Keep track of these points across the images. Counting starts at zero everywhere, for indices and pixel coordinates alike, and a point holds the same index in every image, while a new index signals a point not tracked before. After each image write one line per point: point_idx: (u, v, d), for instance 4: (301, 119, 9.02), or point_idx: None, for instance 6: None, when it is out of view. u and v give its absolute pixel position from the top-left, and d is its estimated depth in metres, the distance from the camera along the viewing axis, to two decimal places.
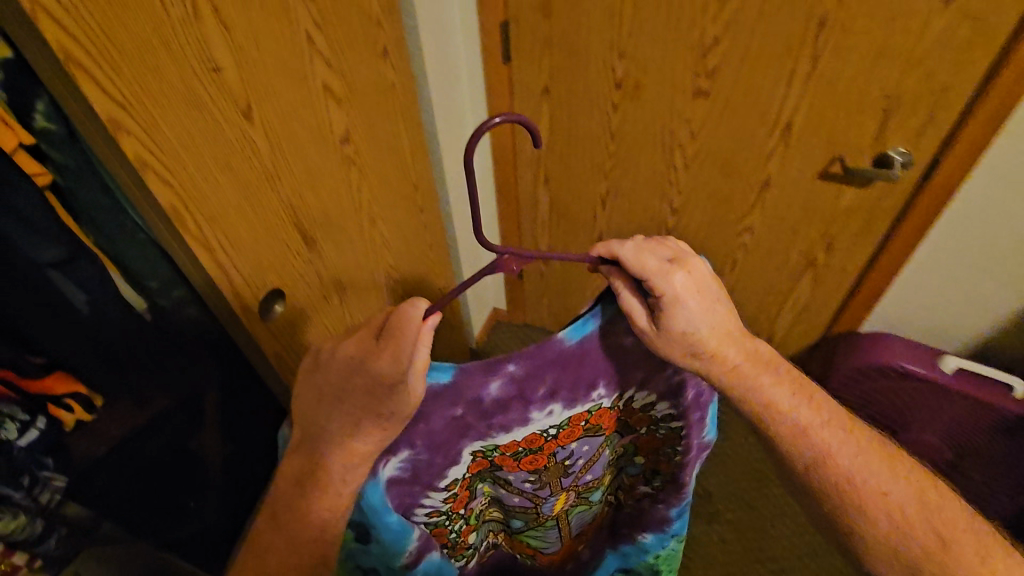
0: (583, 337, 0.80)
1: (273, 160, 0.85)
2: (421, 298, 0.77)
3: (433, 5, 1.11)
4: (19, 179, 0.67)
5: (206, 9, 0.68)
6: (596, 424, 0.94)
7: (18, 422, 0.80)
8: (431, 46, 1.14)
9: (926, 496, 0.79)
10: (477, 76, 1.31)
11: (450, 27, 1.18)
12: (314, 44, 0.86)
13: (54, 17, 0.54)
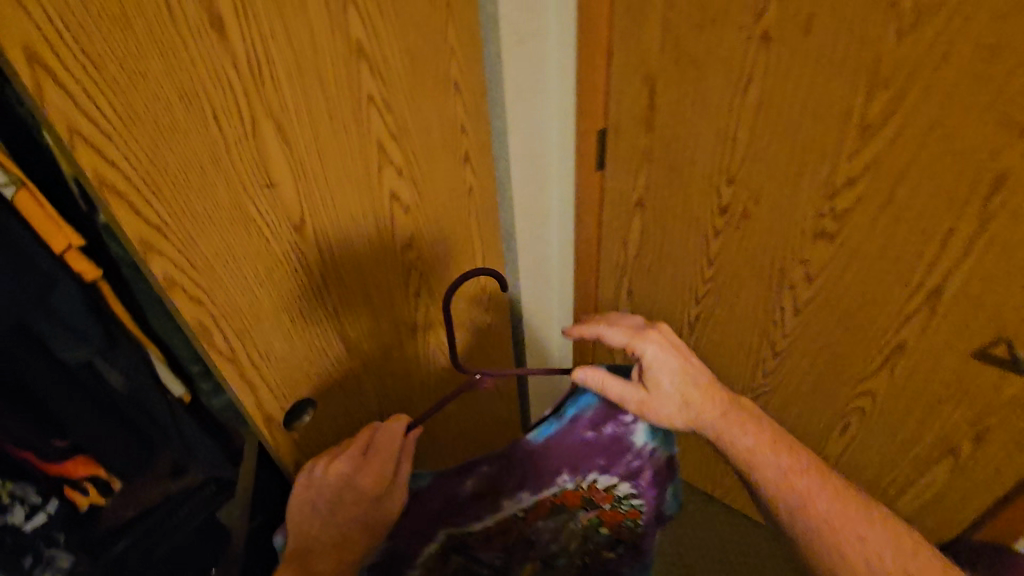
0: (548, 438, 0.84)
1: (322, 270, 0.80)
2: (401, 415, 0.86)
3: (528, 107, 1.04)
4: (63, 278, 0.65)
5: (266, 126, 0.64)
6: (559, 502, 0.97)
7: (26, 505, 0.82)
8: (519, 143, 1.06)
9: (904, 546, 0.78)
10: (569, 175, 1.21)
11: (545, 122, 1.10)
12: (387, 154, 0.81)
13: (92, 145, 0.51)
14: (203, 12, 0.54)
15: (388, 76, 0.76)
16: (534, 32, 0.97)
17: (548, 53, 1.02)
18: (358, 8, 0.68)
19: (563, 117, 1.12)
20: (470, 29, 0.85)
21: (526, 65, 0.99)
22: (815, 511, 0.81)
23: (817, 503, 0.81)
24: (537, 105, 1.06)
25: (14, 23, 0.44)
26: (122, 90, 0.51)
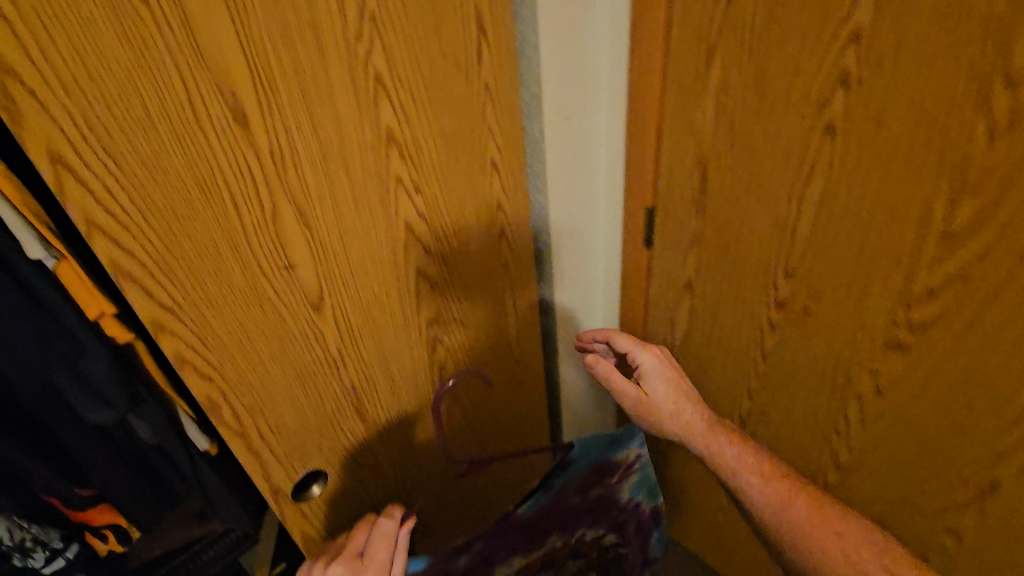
0: (536, 507, 0.89)
1: (340, 347, 0.79)
2: (397, 506, 0.84)
3: (565, 173, 1.00)
4: (87, 340, 0.67)
5: (287, 212, 0.65)
6: (548, 557, 0.98)
7: (48, 549, 0.84)
8: (558, 202, 1.04)
9: (885, 553, 0.81)
10: (617, 248, 1.14)
11: (593, 190, 1.06)
12: (414, 235, 0.80)
13: (107, 234, 0.53)
14: (227, 109, 0.56)
15: (419, 159, 0.76)
16: (585, 99, 0.95)
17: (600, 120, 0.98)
18: (390, 97, 0.69)
19: (610, 187, 1.06)
20: (509, 111, 0.84)
21: (572, 130, 0.97)
22: (794, 514, 0.85)
23: (796, 505, 0.86)
24: (585, 170, 1.02)
25: (38, 127, 0.46)
26: (140, 184, 0.53)
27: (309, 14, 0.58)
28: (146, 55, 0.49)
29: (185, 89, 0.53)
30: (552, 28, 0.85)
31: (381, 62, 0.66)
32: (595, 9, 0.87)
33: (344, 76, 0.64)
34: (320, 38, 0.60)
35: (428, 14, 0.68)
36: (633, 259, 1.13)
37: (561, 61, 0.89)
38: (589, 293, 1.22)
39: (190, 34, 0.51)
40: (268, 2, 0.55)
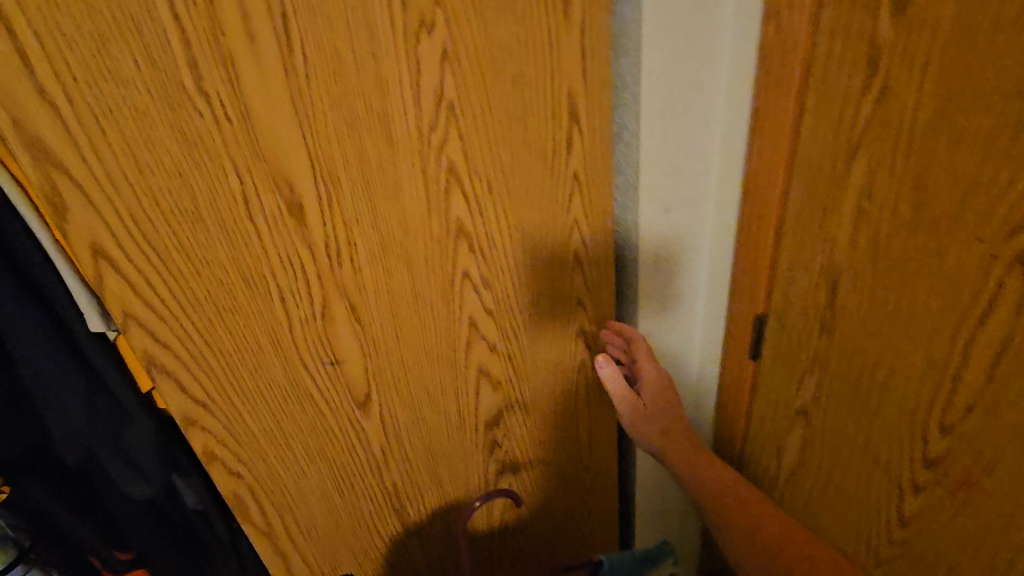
0: None
1: (385, 448, 0.71)
2: None
3: (665, 245, 0.87)
4: (133, 408, 0.66)
5: (338, 307, 0.60)
6: None
7: None
8: (653, 279, 0.90)
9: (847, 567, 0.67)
10: (717, 332, 0.97)
11: (691, 260, 0.92)
12: (479, 331, 0.72)
13: (145, 327, 0.50)
14: (282, 201, 0.52)
15: (491, 252, 0.68)
16: (689, 161, 0.82)
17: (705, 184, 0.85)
18: (464, 190, 0.62)
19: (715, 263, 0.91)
20: (601, 204, 0.74)
21: (674, 200, 0.84)
22: (766, 534, 0.73)
23: (769, 526, 0.73)
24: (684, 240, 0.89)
25: (84, 222, 0.45)
26: (183, 278, 0.50)
27: (381, 105, 0.54)
28: (200, 149, 0.47)
29: (238, 182, 0.49)
30: (658, 96, 0.74)
31: (456, 153, 0.60)
32: (711, 67, 0.75)
33: (414, 168, 0.58)
34: (391, 129, 0.55)
35: (515, 103, 0.62)
36: (734, 370, 0.97)
37: (667, 127, 0.77)
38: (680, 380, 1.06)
39: (249, 127, 0.48)
40: (338, 94, 0.51)
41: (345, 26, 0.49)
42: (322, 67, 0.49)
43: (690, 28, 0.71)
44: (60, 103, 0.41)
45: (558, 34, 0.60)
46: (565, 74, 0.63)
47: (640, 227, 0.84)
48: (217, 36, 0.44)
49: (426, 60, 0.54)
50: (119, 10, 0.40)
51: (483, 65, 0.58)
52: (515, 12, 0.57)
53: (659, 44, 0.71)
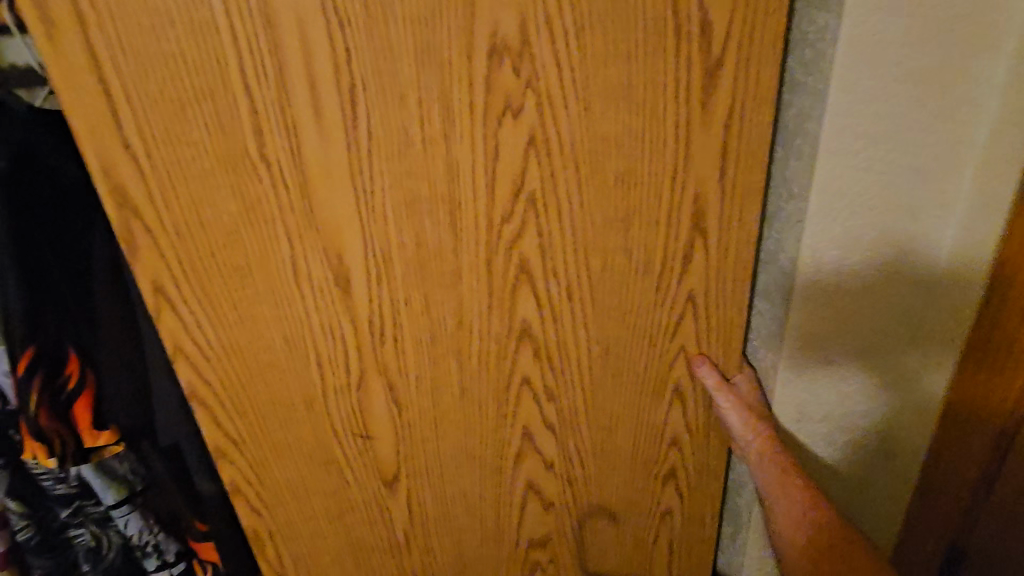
0: None
1: (408, 531, 0.66)
2: None
3: (863, 296, 0.57)
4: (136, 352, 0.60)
5: (376, 384, 0.56)
6: None
7: (160, 560, 0.73)
8: (813, 388, 0.62)
9: None
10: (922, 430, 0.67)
11: (886, 329, 0.60)
12: (534, 442, 0.62)
13: (191, 361, 0.52)
14: (330, 272, 0.50)
15: (561, 363, 0.58)
16: (925, 178, 0.53)
17: (902, 262, 0.57)
18: (536, 289, 0.54)
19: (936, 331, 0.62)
20: (720, 330, 0.59)
21: (852, 304, 0.57)
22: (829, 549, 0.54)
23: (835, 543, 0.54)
24: (876, 312, 0.59)
25: (149, 261, 0.47)
26: (227, 323, 0.51)
27: (448, 189, 0.48)
28: (257, 210, 0.47)
29: (289, 246, 0.49)
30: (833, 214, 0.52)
31: (533, 249, 0.52)
32: (985, 50, 0.49)
33: (478, 259, 0.51)
34: (457, 216, 0.49)
35: (616, 202, 0.51)
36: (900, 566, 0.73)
37: (843, 251, 0.54)
38: (851, 500, 0.72)
39: (305, 195, 0.47)
40: (402, 172, 0.47)
41: (416, 104, 0.45)
42: (387, 144, 0.46)
43: (887, 121, 0.49)
44: (139, 154, 0.44)
45: (688, 125, 0.48)
46: (690, 173, 0.50)
47: (821, 281, 0.55)
48: (284, 106, 0.43)
49: (506, 145, 0.47)
50: (196, 78, 0.42)
51: (579, 158, 0.48)
52: (629, 98, 0.47)
53: (843, 152, 0.49)
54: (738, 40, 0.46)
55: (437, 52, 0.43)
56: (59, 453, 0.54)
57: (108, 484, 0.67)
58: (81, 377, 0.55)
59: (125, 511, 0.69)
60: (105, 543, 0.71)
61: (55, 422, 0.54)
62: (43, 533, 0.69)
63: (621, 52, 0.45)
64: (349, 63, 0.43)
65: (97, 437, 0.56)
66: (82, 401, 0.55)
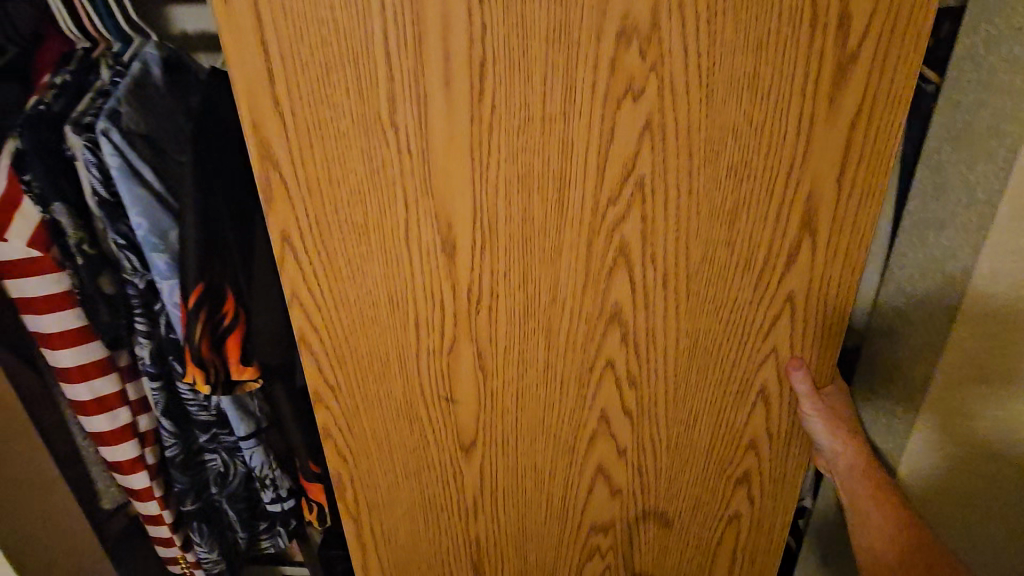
0: None
1: (476, 498, 0.68)
2: None
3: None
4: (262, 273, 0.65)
5: (467, 350, 0.59)
6: None
7: (276, 493, 0.81)
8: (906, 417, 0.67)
9: None
10: None
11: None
12: (609, 426, 0.63)
13: (304, 309, 0.57)
14: (439, 237, 0.53)
15: (646, 352, 0.58)
16: None
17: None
18: (632, 274, 0.54)
19: None
20: (817, 336, 0.57)
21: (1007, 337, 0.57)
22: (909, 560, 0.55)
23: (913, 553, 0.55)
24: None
25: (281, 212, 0.52)
26: (340, 277, 0.55)
27: (560, 167, 0.50)
28: (382, 172, 0.50)
29: (405, 209, 0.52)
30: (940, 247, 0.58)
31: (634, 233, 0.52)
32: None
33: (580, 238, 0.53)
34: (564, 194, 0.51)
35: (726, 194, 0.50)
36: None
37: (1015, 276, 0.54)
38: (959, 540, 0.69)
39: (427, 162, 0.50)
40: (518, 147, 0.49)
41: (542, 81, 0.46)
42: (508, 119, 0.48)
43: None
44: (286, 113, 0.48)
45: (811, 121, 0.47)
46: (807, 170, 0.49)
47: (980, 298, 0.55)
48: (418, 75, 0.46)
49: (622, 127, 0.48)
50: (344, 46, 0.46)
51: (694, 146, 0.48)
52: (753, 88, 0.46)
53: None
54: (878, 35, 0.44)
55: (568, 32, 0.45)
56: (212, 380, 0.61)
57: (241, 418, 0.74)
58: (234, 317, 0.61)
59: (252, 443, 0.76)
60: (232, 470, 0.81)
61: (213, 354, 0.61)
62: (185, 453, 0.77)
63: (751, 41, 0.45)
64: (483, 38, 0.45)
65: (241, 371, 0.62)
66: (234, 336, 0.61)
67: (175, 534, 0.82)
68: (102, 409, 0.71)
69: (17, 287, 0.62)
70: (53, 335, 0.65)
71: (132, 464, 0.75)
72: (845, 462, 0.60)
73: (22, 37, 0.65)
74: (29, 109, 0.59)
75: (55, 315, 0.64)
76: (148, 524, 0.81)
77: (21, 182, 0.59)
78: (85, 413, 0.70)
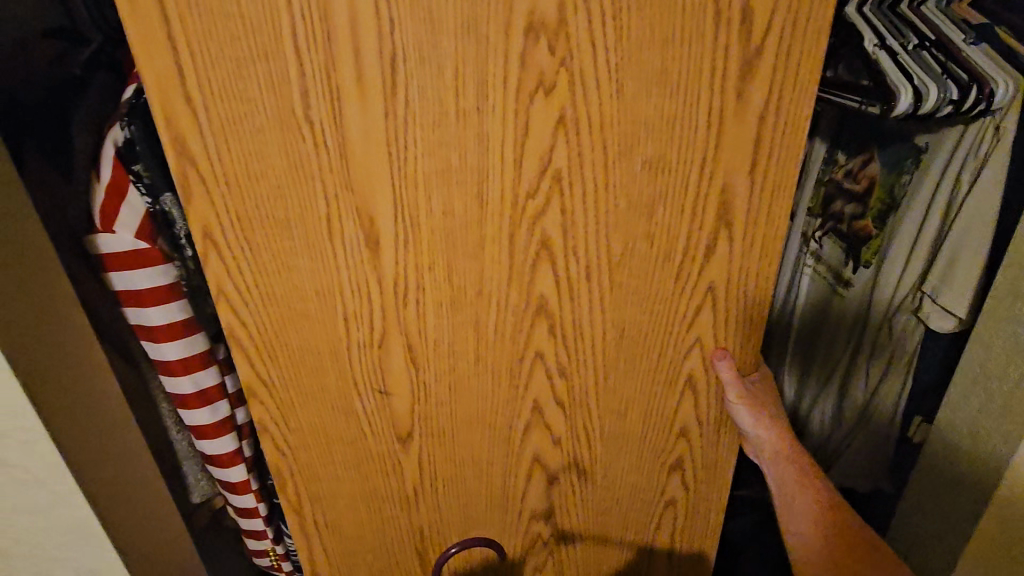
0: None
1: (418, 489, 0.69)
2: None
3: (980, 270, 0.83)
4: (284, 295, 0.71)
5: (397, 344, 0.59)
6: None
7: None
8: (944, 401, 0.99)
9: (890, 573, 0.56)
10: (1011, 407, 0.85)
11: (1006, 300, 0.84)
12: (543, 416, 0.64)
13: (232, 304, 0.57)
14: (361, 232, 0.53)
15: (575, 342, 0.59)
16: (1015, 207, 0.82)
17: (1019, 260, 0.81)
18: (555, 267, 0.55)
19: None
20: (740, 327, 0.59)
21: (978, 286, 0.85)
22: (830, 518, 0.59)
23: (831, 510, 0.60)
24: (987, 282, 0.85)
25: (199, 208, 0.52)
26: (266, 272, 0.55)
27: (478, 160, 0.50)
28: (300, 167, 0.50)
29: (325, 204, 0.52)
30: (978, 245, 0.82)
31: (554, 226, 0.53)
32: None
33: (501, 232, 0.53)
34: (483, 188, 0.51)
35: (642, 188, 0.51)
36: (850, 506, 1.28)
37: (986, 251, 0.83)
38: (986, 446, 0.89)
39: (344, 157, 0.50)
40: (434, 142, 0.49)
41: (454, 77, 0.47)
42: (422, 113, 0.48)
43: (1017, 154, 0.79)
44: (199, 107, 0.48)
45: (720, 115, 0.48)
46: (719, 165, 0.50)
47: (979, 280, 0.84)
48: (330, 71, 0.46)
49: (536, 123, 0.48)
50: (253, 41, 0.45)
51: (608, 140, 0.49)
52: (663, 84, 0.47)
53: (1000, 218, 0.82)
54: (781, 30, 0.45)
55: (477, 28, 0.45)
56: None
57: None
58: None
59: None
60: None
61: None
62: None
63: (659, 34, 0.45)
64: (393, 34, 0.45)
65: None
66: None
67: (268, 526, 0.81)
68: (204, 402, 0.70)
69: (124, 281, 0.61)
70: (157, 327, 0.64)
71: (231, 458, 0.74)
72: (770, 451, 0.62)
73: (113, 25, 0.69)
74: (134, 99, 0.59)
75: (162, 306, 0.63)
76: (240, 517, 0.80)
77: (130, 172, 0.59)
78: (186, 407, 0.70)
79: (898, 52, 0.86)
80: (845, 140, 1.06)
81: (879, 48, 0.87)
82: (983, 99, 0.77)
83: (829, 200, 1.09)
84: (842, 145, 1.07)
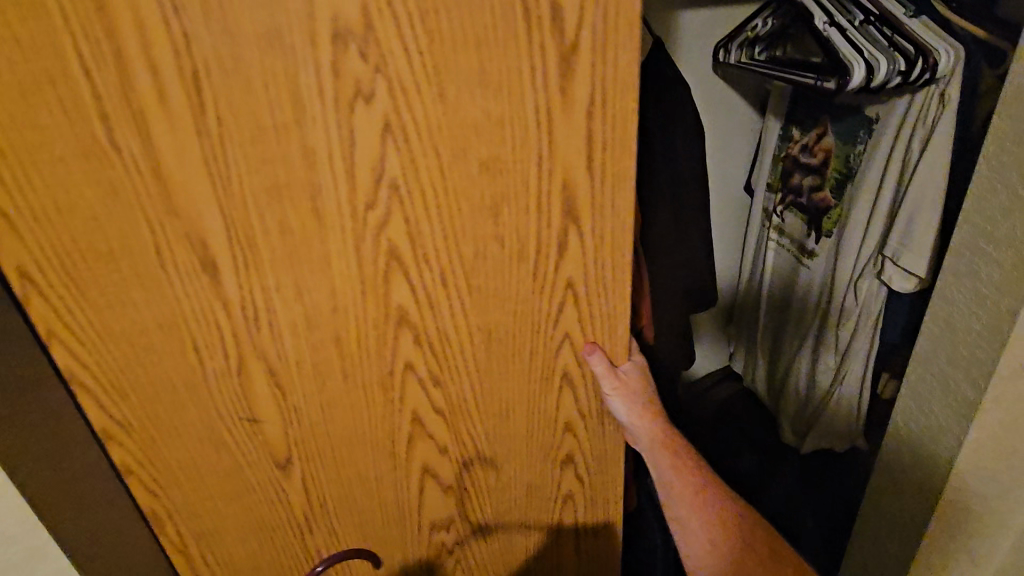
0: None
1: (309, 513, 0.67)
2: None
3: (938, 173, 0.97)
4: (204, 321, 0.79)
5: (258, 369, 0.57)
6: None
7: None
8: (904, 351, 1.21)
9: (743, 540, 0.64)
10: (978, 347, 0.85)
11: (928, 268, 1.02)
12: (424, 427, 0.63)
13: (66, 347, 0.52)
14: (195, 257, 0.50)
15: (444, 349, 0.58)
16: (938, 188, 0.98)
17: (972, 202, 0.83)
18: (409, 276, 0.54)
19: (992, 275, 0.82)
20: (606, 319, 0.59)
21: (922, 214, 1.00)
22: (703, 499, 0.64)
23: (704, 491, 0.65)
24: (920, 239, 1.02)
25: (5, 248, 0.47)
26: (98, 310, 0.51)
27: (306, 175, 0.48)
28: (113, 195, 0.47)
29: (149, 232, 0.49)
30: (927, 210, 1.00)
31: (399, 235, 0.52)
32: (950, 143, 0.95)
33: (346, 246, 0.52)
34: (318, 203, 0.49)
35: (482, 191, 0.51)
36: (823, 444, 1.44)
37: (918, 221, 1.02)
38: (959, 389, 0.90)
39: (160, 181, 0.47)
40: (256, 158, 0.47)
41: (265, 90, 0.44)
42: (237, 129, 0.46)
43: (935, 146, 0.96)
44: None
45: (548, 112, 0.48)
46: (557, 163, 0.50)
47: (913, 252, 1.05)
48: (127, 91, 0.43)
49: (362, 131, 0.47)
50: (32, 64, 0.41)
51: (438, 143, 0.48)
52: (485, 84, 0.46)
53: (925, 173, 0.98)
54: (593, 24, 0.45)
55: (281, 37, 0.43)
56: None
57: None
58: None
59: None
60: None
61: None
62: None
63: (471, 35, 0.44)
64: (190, 49, 0.42)
65: None
66: None
67: None
68: None
69: None
70: None
71: None
72: (647, 441, 0.63)
73: None
74: None
75: None
76: None
77: None
78: None
79: (846, 27, 1.04)
80: (800, 118, 1.31)
81: (829, 26, 1.05)
82: (927, 69, 0.92)
83: (790, 175, 1.37)
84: (797, 123, 1.33)
